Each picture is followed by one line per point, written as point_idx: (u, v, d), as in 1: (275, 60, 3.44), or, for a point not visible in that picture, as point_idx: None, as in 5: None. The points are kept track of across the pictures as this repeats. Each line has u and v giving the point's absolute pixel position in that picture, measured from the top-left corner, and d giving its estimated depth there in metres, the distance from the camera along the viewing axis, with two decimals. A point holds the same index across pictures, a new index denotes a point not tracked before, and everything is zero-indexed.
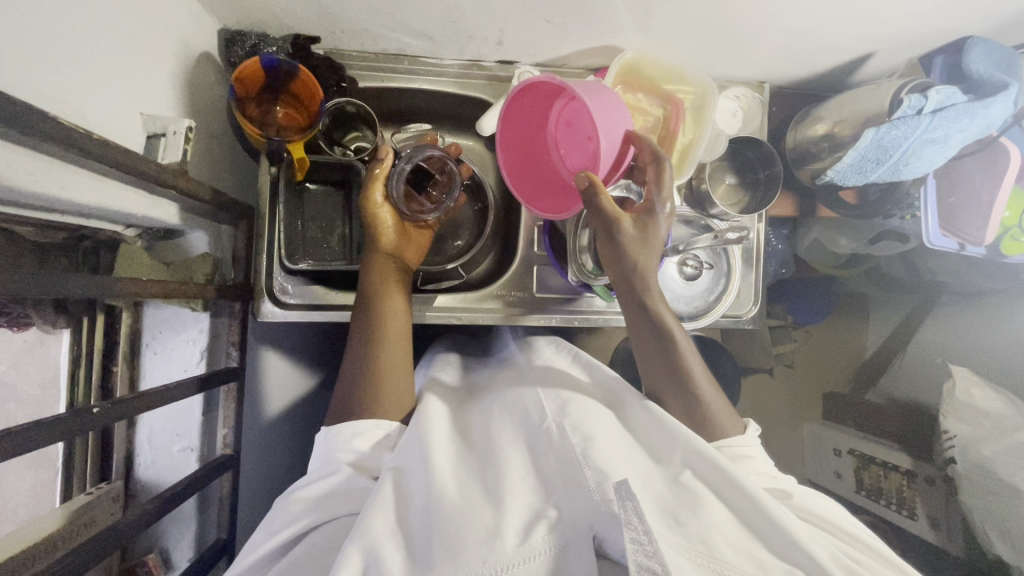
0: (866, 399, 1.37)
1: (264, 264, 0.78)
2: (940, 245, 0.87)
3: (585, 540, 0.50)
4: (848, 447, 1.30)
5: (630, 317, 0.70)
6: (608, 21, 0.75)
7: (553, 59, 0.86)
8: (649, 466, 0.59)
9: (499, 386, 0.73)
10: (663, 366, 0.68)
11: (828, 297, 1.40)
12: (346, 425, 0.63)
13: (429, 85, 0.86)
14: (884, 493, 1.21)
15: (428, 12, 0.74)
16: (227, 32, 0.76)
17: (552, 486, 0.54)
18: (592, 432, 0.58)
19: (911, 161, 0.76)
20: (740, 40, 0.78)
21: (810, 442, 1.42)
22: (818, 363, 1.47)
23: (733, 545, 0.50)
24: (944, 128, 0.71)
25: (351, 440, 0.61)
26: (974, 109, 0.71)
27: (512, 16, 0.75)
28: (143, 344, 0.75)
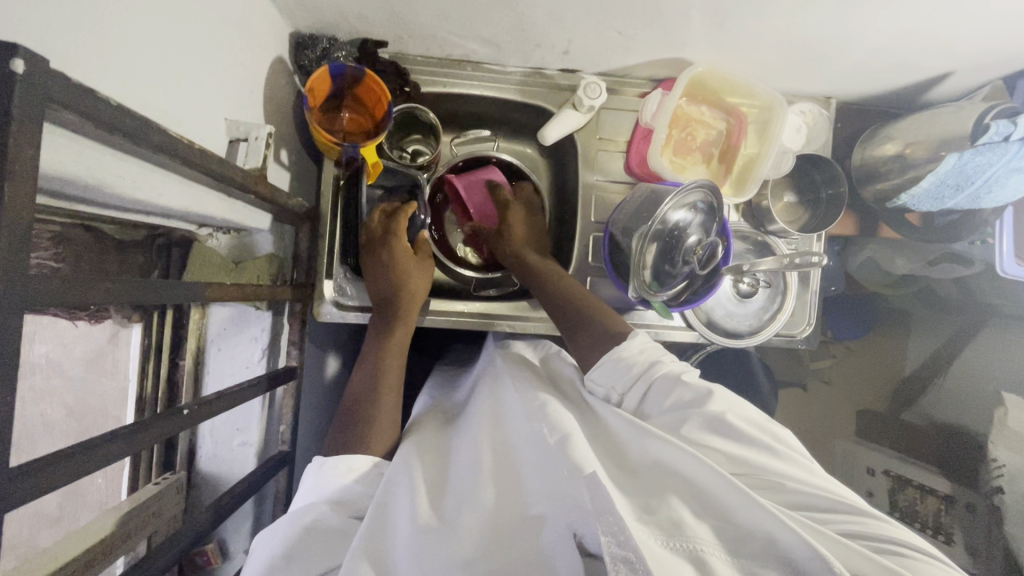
0: (902, 418, 1.34)
1: (327, 267, 0.80)
2: (1015, 272, 0.85)
3: (568, 542, 0.47)
4: (883, 467, 1.26)
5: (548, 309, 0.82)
6: (680, 34, 0.74)
7: (616, 69, 0.85)
8: (617, 467, 0.55)
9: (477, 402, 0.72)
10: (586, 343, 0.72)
11: (871, 314, 1.36)
12: (341, 458, 0.60)
13: (490, 91, 0.87)
14: (918, 516, 1.18)
15: (499, 20, 0.74)
16: (298, 36, 0.77)
17: (535, 491, 0.53)
18: (571, 430, 0.55)
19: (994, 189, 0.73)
20: (816, 55, 0.76)
21: (842, 457, 1.37)
22: (852, 377, 1.42)
23: (712, 537, 0.45)
24: None
25: (344, 473, 0.59)
26: None
27: (582, 26, 0.74)
28: (209, 340, 0.76)
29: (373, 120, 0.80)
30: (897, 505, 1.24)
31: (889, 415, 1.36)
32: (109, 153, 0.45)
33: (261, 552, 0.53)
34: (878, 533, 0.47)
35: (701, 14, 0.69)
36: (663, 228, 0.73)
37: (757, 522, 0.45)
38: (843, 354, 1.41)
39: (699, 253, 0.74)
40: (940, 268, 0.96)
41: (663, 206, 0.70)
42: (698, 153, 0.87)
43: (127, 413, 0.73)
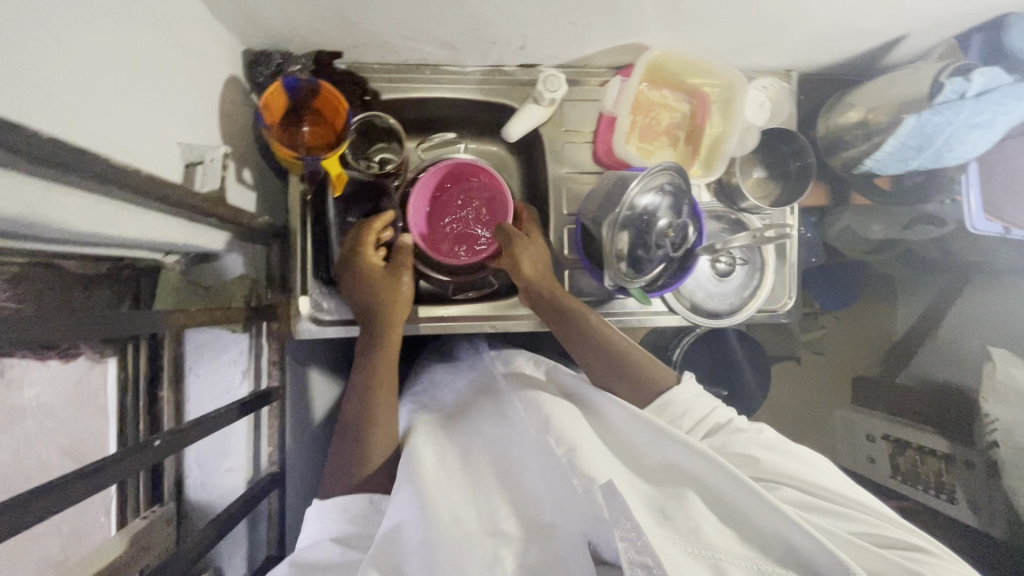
0: (898, 382, 1.36)
1: (302, 282, 0.78)
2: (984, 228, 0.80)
3: (581, 548, 0.52)
4: (882, 432, 1.31)
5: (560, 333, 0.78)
6: (633, 19, 0.74)
7: (575, 60, 0.85)
8: (630, 470, 0.58)
9: (476, 407, 0.72)
10: (606, 367, 0.74)
11: (857, 283, 1.37)
12: (337, 502, 0.63)
13: (451, 93, 0.86)
14: (920, 477, 1.21)
15: (452, 20, 0.73)
16: (251, 53, 0.76)
17: (546, 500, 0.57)
18: (576, 440, 0.56)
19: (955, 146, 0.72)
20: (770, 29, 0.76)
21: (841, 427, 1.44)
22: (842, 347, 1.47)
23: (721, 532, 0.50)
24: (988, 111, 0.67)
25: (342, 515, 0.61)
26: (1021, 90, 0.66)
27: (535, 20, 0.74)
28: (187, 367, 0.75)
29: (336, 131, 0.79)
30: (898, 468, 1.26)
31: (882, 380, 1.41)
32: (58, 190, 0.44)
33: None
34: (887, 534, 0.52)
35: None
36: (631, 209, 0.72)
37: (776, 529, 0.49)
38: (832, 322, 1.46)
39: (672, 234, 0.73)
40: (916, 231, 0.97)
41: (630, 189, 0.70)
42: (665, 137, 0.87)
43: (110, 444, 0.69)
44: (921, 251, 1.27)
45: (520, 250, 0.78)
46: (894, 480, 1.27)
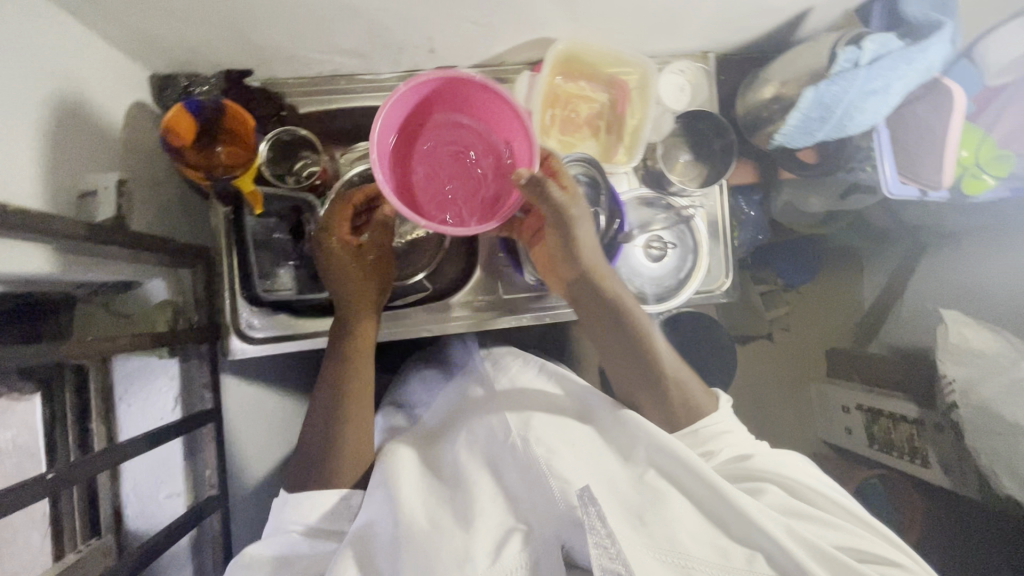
0: (869, 351, 1.38)
1: (229, 302, 0.79)
2: (900, 194, 0.76)
3: (553, 549, 0.57)
4: (855, 403, 1.34)
5: (609, 324, 0.73)
6: (533, 14, 0.74)
7: (489, 58, 0.85)
8: (614, 466, 0.63)
9: (463, 414, 0.74)
10: (636, 374, 0.73)
11: (817, 257, 1.39)
12: (305, 498, 0.65)
13: (368, 102, 0.86)
14: (895, 444, 1.25)
15: (352, 28, 0.73)
16: (158, 78, 0.76)
17: (523, 500, 0.61)
18: (556, 445, 0.62)
19: (855, 116, 0.70)
20: (674, 12, 0.77)
21: (817, 399, 1.46)
22: (812, 321, 1.47)
23: (696, 537, 0.55)
24: (884, 78, 0.66)
25: (307, 510, 0.64)
26: (911, 54, 0.64)
27: (436, 22, 0.74)
28: (116, 398, 0.74)
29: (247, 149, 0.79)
30: (874, 437, 1.30)
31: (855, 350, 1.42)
32: None
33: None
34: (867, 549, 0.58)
35: None
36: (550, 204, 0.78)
37: (752, 537, 0.55)
38: (796, 299, 1.46)
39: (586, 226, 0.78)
40: (853, 199, 0.98)
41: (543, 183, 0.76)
42: (586, 129, 0.87)
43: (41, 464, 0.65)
44: (874, 219, 1.28)
45: (578, 230, 0.68)
46: (873, 449, 1.32)
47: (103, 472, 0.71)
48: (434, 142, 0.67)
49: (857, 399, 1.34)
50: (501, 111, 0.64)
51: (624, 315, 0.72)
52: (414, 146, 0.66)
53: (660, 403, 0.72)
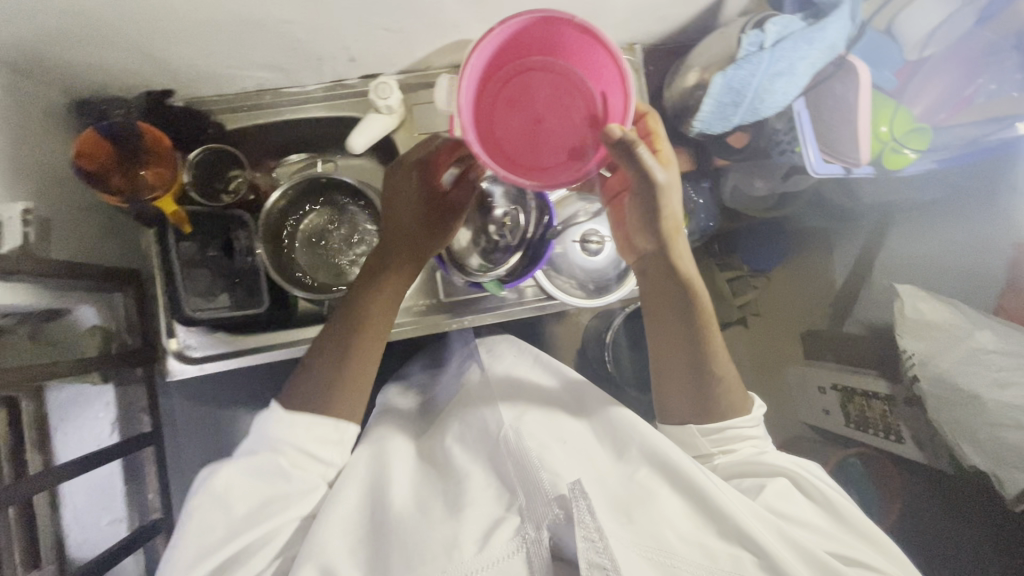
0: (844, 331, 1.36)
1: (164, 324, 0.80)
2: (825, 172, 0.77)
3: (544, 547, 0.53)
4: (830, 383, 1.31)
5: (666, 297, 0.71)
6: (445, 16, 0.74)
7: (414, 64, 0.85)
8: (607, 468, 0.66)
9: (455, 409, 0.77)
10: (686, 356, 0.71)
11: (783, 236, 1.41)
12: (299, 421, 0.61)
13: (296, 116, 0.86)
14: (870, 423, 1.23)
15: (264, 43, 0.73)
16: (75, 103, 0.75)
17: (511, 482, 0.60)
18: (546, 440, 0.65)
19: (766, 98, 0.71)
20: (589, 7, 0.77)
21: (795, 383, 1.43)
22: (782, 304, 1.47)
23: (684, 537, 0.56)
24: (788, 59, 0.66)
25: (298, 429, 0.61)
26: (811, 34, 0.64)
27: (348, 31, 0.73)
28: (52, 428, 0.69)
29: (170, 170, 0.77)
30: (850, 416, 1.28)
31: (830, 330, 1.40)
32: None
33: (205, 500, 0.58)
34: (854, 554, 0.60)
35: None
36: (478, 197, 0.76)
37: (733, 535, 0.57)
38: (763, 283, 1.45)
39: (508, 224, 0.78)
40: (795, 180, 0.98)
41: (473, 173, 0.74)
42: None
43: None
44: (832, 197, 1.27)
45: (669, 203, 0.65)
46: (848, 428, 1.30)
47: (44, 493, 0.67)
48: (526, 87, 0.54)
49: (832, 379, 1.31)
50: (594, 55, 0.52)
51: (691, 297, 0.70)
52: (497, 99, 0.53)
53: (699, 387, 0.71)
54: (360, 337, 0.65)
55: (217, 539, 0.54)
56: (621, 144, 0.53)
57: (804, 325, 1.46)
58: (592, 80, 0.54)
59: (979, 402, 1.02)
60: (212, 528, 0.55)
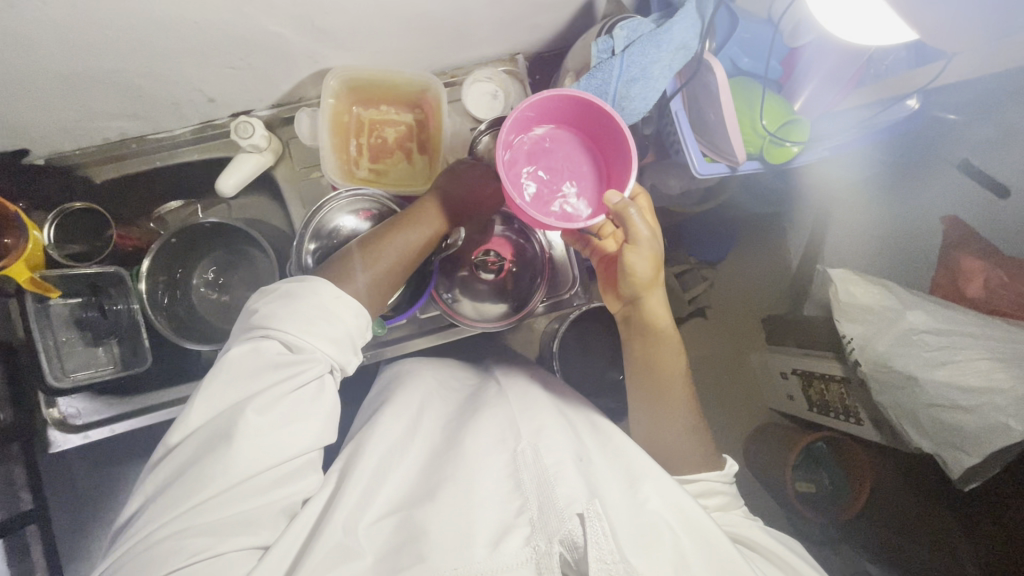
0: (803, 316, 1.21)
1: (38, 395, 0.76)
2: (709, 173, 0.75)
3: (551, 559, 0.50)
4: (791, 367, 1.19)
5: (640, 356, 0.72)
6: (295, 49, 0.71)
7: (283, 97, 0.81)
8: (625, 473, 0.61)
9: (475, 398, 0.73)
10: (653, 399, 0.71)
11: (728, 224, 1.28)
12: (335, 301, 0.57)
13: (169, 160, 0.83)
14: (830, 405, 1.12)
15: (106, 94, 0.70)
16: None
17: (526, 487, 0.57)
18: (566, 457, 0.60)
19: (626, 105, 0.69)
20: (449, 26, 0.74)
21: (759, 370, 1.32)
22: (744, 287, 1.33)
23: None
24: (638, 64, 0.65)
25: (334, 317, 0.57)
26: (658, 37, 0.64)
27: (193, 73, 0.70)
28: None
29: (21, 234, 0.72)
30: (813, 400, 1.16)
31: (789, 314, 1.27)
32: None
33: (236, 373, 0.52)
34: None
35: (287, 27, 0.66)
36: (325, 231, 0.76)
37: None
38: (712, 273, 1.31)
39: None
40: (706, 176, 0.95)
41: (329, 202, 0.76)
42: (399, 151, 0.83)
43: None
44: (761, 180, 1.22)
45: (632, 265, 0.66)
46: (813, 413, 1.18)
47: None
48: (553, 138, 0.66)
49: (790, 363, 1.19)
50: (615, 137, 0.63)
51: (662, 359, 0.71)
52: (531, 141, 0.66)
53: (663, 430, 0.71)
54: (385, 243, 0.67)
55: (238, 434, 0.50)
56: (612, 211, 0.62)
57: (762, 309, 1.33)
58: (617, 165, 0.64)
59: (916, 383, 0.89)
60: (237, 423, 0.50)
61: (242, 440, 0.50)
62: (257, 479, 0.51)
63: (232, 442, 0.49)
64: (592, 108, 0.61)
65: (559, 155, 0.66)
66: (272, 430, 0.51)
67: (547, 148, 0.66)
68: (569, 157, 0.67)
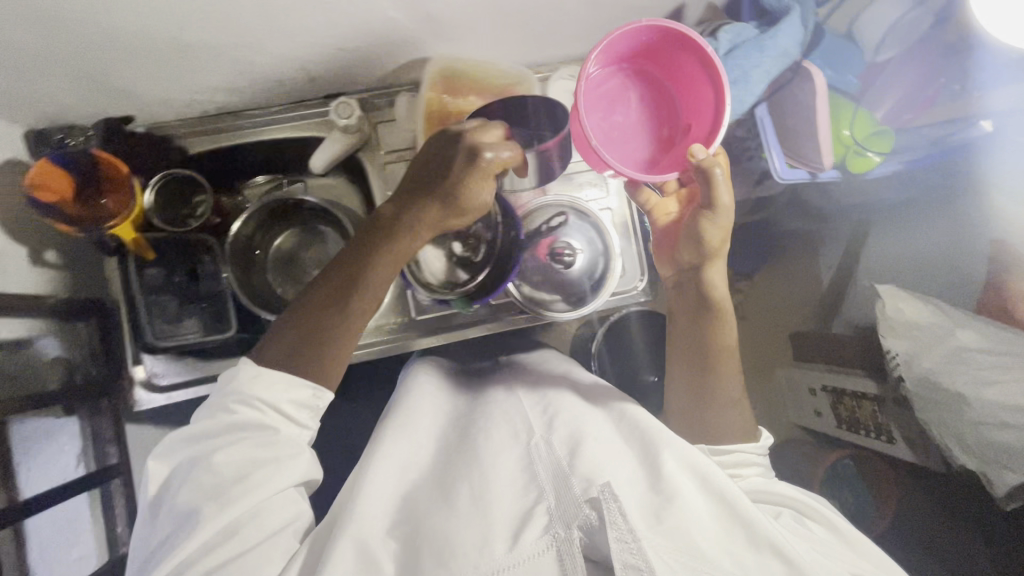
0: (830, 333, 1.25)
1: (129, 353, 0.79)
2: (790, 178, 0.78)
3: (574, 542, 0.49)
4: (820, 383, 1.21)
5: (697, 329, 0.72)
6: (400, 35, 0.74)
7: (374, 82, 0.85)
8: (632, 465, 0.61)
9: (485, 398, 0.75)
10: (689, 387, 0.72)
11: (764, 241, 1.30)
12: (260, 385, 0.55)
13: (259, 135, 0.85)
14: (861, 423, 1.13)
15: (220, 68, 0.73)
16: (33, 132, 0.75)
17: (541, 478, 0.57)
18: (579, 440, 0.61)
19: None
20: (547, 20, 0.77)
21: (785, 386, 1.31)
22: (774, 304, 1.34)
23: (720, 548, 0.54)
24: (739, 67, 0.72)
25: (260, 393, 0.55)
26: (761, 43, 0.70)
27: (305, 52, 0.73)
28: (18, 463, 0.69)
29: (126, 193, 0.75)
30: (842, 418, 1.17)
31: (818, 332, 1.29)
32: None
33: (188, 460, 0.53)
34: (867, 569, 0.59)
35: (402, 13, 0.69)
36: None
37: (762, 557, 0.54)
38: (749, 287, 1.32)
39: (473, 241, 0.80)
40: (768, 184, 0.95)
41: None
42: None
43: None
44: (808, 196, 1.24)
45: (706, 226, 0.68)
46: (841, 430, 1.19)
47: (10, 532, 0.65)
48: (627, 82, 0.71)
49: (820, 379, 1.21)
50: (698, 85, 0.68)
51: (710, 331, 0.72)
52: (608, 82, 0.70)
53: (700, 405, 0.71)
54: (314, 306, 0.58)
55: (208, 498, 0.50)
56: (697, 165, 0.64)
57: (791, 327, 1.34)
58: (677, 76, 0.70)
59: (964, 402, 0.91)
60: (204, 489, 0.50)
61: (214, 501, 0.50)
62: (241, 527, 0.50)
63: (206, 504, 0.50)
64: (687, 47, 0.65)
65: (633, 100, 0.71)
66: (237, 487, 0.51)
67: (621, 93, 0.71)
68: (644, 95, 0.72)
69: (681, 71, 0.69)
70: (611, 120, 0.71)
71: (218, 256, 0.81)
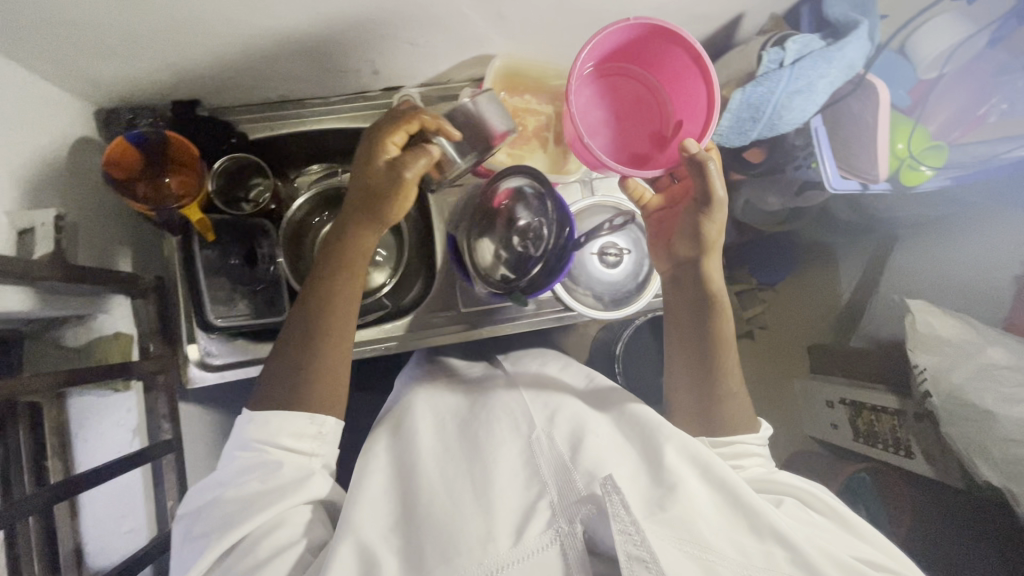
0: (849, 346, 1.27)
1: (185, 332, 0.80)
2: (842, 188, 0.80)
3: (578, 538, 0.52)
4: (839, 396, 1.23)
5: (698, 322, 0.74)
6: (468, 31, 0.75)
7: (433, 77, 0.86)
8: (632, 457, 0.62)
9: (486, 390, 0.76)
10: (695, 385, 0.73)
11: (789, 253, 1.32)
12: (274, 420, 0.59)
13: (319, 123, 0.87)
14: (879, 435, 1.14)
15: (289, 56, 0.74)
16: (104, 112, 0.77)
17: (546, 477, 0.58)
18: (580, 437, 0.62)
19: (783, 114, 0.77)
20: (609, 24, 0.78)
21: (802, 397, 1.34)
22: (794, 315, 1.37)
23: (725, 538, 0.53)
24: (806, 77, 0.73)
25: (274, 429, 0.58)
26: (829, 54, 0.72)
27: (373, 44, 0.75)
28: (73, 433, 0.72)
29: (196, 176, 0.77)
30: (860, 431, 1.19)
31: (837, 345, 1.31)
32: None
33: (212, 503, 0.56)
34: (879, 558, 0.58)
35: (474, 10, 0.70)
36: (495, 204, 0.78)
37: (766, 543, 0.54)
38: (772, 297, 1.36)
39: (530, 234, 0.78)
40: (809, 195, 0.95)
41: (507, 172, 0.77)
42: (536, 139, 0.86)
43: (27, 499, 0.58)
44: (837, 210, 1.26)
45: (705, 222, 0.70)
46: (857, 443, 1.20)
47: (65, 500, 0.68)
48: (617, 82, 0.74)
49: (840, 392, 1.22)
50: (684, 81, 0.70)
51: (710, 324, 0.73)
52: (597, 84, 0.73)
53: (707, 397, 0.71)
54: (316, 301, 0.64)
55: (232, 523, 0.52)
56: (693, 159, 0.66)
57: (811, 338, 1.36)
58: (664, 75, 0.72)
59: (993, 419, 0.91)
60: (230, 519, 0.53)
61: (237, 527, 0.52)
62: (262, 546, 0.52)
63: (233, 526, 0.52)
64: (665, 47, 0.67)
65: (626, 99, 0.74)
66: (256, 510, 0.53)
67: (614, 95, 0.74)
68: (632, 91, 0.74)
69: (668, 68, 0.71)
70: (605, 122, 0.74)
71: (276, 240, 0.83)
